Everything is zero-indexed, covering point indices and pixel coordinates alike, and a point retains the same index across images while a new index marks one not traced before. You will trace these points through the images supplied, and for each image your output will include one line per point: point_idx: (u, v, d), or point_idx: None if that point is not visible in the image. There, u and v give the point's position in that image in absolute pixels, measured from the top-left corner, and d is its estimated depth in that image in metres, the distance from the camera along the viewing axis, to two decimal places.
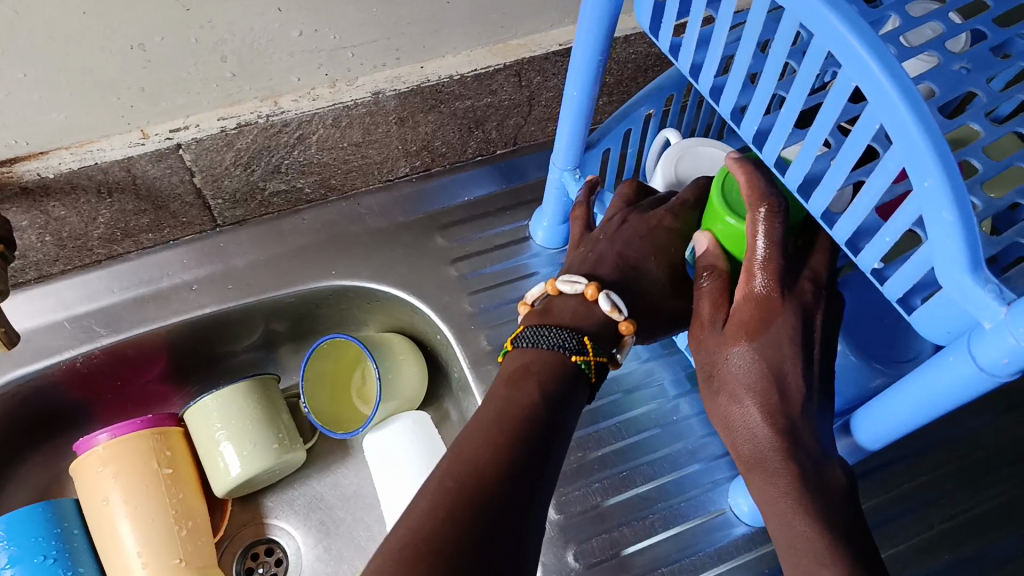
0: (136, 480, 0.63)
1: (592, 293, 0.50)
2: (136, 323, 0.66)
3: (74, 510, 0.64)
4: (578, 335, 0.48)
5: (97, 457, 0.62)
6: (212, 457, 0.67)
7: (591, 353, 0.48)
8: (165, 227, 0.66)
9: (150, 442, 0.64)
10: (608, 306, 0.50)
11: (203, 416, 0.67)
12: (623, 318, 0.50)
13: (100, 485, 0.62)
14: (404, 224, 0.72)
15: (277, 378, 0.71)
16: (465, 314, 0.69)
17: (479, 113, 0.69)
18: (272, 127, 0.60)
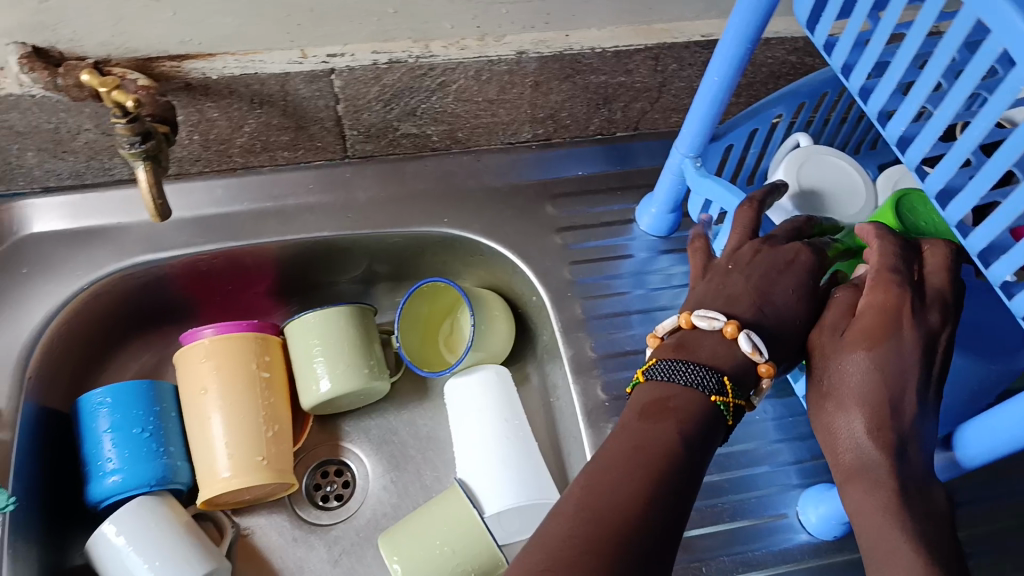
0: (234, 377, 0.66)
1: (731, 332, 0.48)
2: (257, 234, 0.70)
3: (172, 395, 0.68)
4: (716, 377, 0.47)
5: (201, 350, 0.66)
6: (306, 371, 0.70)
7: (729, 394, 0.47)
8: (300, 148, 0.69)
9: (252, 345, 0.68)
10: (749, 348, 0.48)
11: (308, 333, 0.70)
12: (764, 360, 0.48)
13: (201, 375, 0.66)
14: (517, 187, 0.75)
15: (373, 311, 0.74)
16: (563, 282, 0.71)
17: (609, 91, 0.71)
18: (419, 69, 0.63)
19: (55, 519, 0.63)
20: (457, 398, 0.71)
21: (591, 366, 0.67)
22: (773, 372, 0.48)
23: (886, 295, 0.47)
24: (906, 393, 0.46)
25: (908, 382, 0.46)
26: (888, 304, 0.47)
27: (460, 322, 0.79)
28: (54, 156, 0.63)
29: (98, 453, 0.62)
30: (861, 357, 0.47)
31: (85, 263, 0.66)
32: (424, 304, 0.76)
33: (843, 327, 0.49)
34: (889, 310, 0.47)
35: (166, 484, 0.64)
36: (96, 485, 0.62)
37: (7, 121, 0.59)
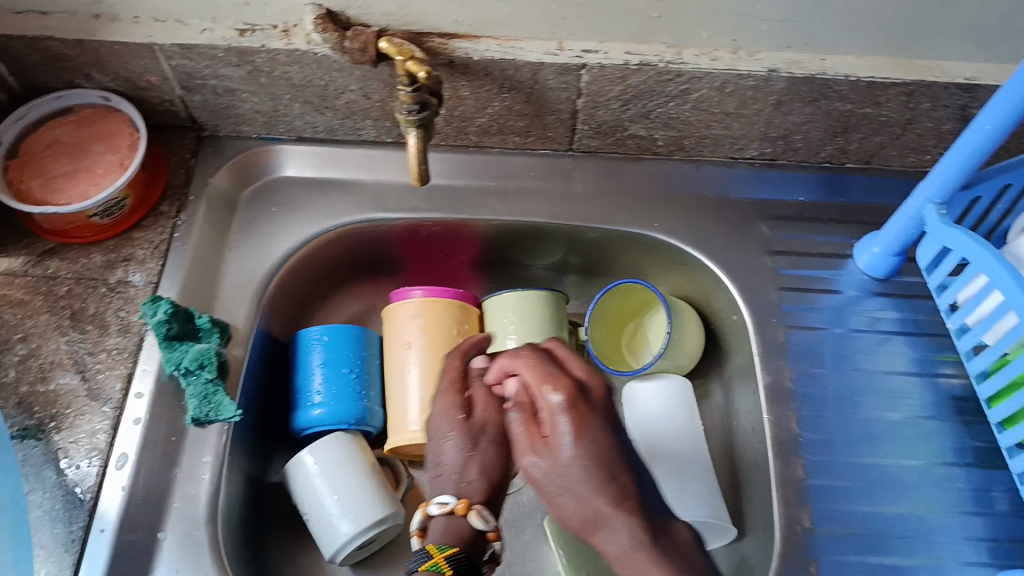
0: (437, 338, 0.70)
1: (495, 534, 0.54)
2: (477, 210, 0.73)
3: (377, 344, 0.73)
4: (449, 552, 0.51)
5: (412, 307, 0.71)
6: (499, 346, 0.74)
7: (440, 553, 0.51)
8: (532, 135, 0.72)
9: (455, 311, 0.72)
10: (481, 524, 0.53)
11: (508, 310, 0.73)
12: (492, 526, 0.54)
13: (407, 331, 0.70)
14: (733, 204, 0.74)
15: (566, 299, 0.76)
16: (768, 305, 0.70)
17: (852, 120, 0.68)
18: (666, 74, 0.63)
19: (261, 437, 0.70)
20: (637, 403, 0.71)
21: (787, 397, 0.67)
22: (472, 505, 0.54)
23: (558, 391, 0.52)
24: (615, 454, 0.52)
25: (613, 447, 0.52)
26: (585, 418, 0.51)
27: (646, 326, 0.79)
28: (316, 110, 0.69)
29: (308, 386, 0.68)
30: (535, 458, 0.52)
31: (324, 212, 0.72)
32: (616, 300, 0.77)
33: (545, 433, 0.52)
34: (602, 424, 0.52)
35: (361, 425, 0.69)
36: (301, 414, 0.68)
37: (287, 73, 0.64)
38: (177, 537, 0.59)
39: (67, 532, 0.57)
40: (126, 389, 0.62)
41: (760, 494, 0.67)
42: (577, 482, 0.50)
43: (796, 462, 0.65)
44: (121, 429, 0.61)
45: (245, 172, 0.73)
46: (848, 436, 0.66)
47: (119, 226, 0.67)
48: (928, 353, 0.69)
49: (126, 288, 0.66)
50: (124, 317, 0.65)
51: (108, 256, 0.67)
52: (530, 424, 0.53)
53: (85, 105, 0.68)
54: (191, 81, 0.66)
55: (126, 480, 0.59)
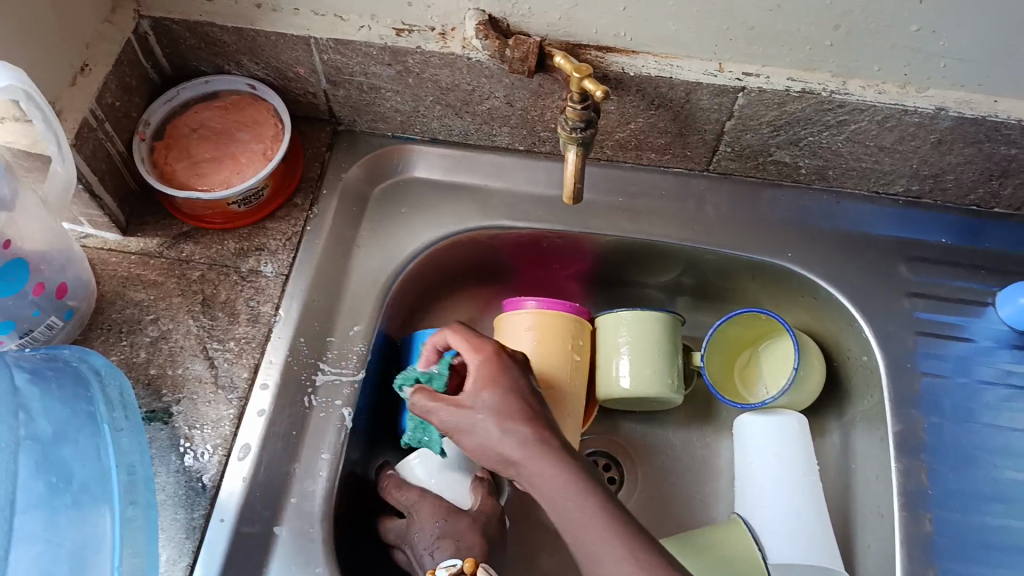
0: (549, 352, 0.68)
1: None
2: (605, 226, 0.71)
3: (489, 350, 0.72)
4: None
5: (529, 319, 0.69)
6: (609, 363, 0.72)
7: None
8: (669, 154, 0.70)
9: (568, 325, 0.70)
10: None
11: (624, 329, 0.71)
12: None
13: (518, 343, 0.69)
14: (871, 240, 0.71)
15: (682, 322, 0.73)
16: (904, 350, 0.67)
17: (1012, 165, 0.65)
18: (828, 104, 0.61)
19: (369, 434, 0.70)
20: (748, 431, 0.69)
21: (917, 448, 0.64)
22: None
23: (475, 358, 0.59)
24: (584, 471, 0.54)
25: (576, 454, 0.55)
26: (493, 362, 0.59)
27: (761, 359, 0.77)
28: (455, 114, 0.68)
29: None
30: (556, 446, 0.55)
31: (451, 215, 0.71)
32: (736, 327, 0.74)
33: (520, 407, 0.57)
34: (514, 378, 0.58)
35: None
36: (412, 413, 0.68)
37: (436, 76, 0.64)
38: (291, 533, 0.58)
39: (188, 518, 0.57)
40: (251, 379, 0.62)
41: (878, 545, 0.64)
42: (524, 435, 0.55)
43: (925, 518, 0.61)
44: (246, 419, 0.61)
45: (377, 168, 0.73)
46: (974, 494, 0.63)
47: (254, 215, 0.68)
48: None
49: (256, 277, 0.66)
50: (254, 306, 0.65)
51: (240, 244, 0.67)
52: (528, 414, 0.56)
53: (232, 92, 0.69)
54: (339, 76, 0.66)
55: (247, 472, 0.59)
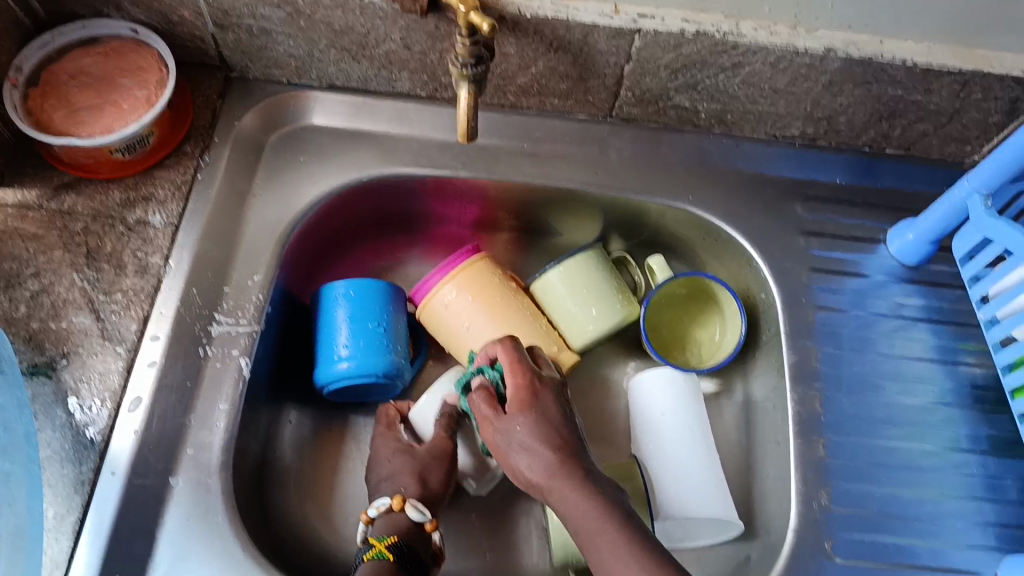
0: (491, 291, 0.68)
1: (431, 526, 0.59)
2: (509, 171, 0.71)
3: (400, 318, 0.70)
4: (390, 540, 0.56)
5: (452, 287, 0.68)
6: (561, 308, 0.71)
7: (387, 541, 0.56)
8: (572, 99, 0.70)
9: (487, 263, 0.70)
10: (417, 514, 0.59)
11: (555, 285, 0.71)
12: (428, 518, 0.59)
13: (461, 305, 0.67)
14: (769, 182, 0.73)
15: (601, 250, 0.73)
16: (801, 286, 0.69)
17: (899, 105, 0.67)
18: (722, 45, 0.62)
19: (274, 389, 0.68)
20: (639, 393, 0.69)
21: (811, 376, 0.65)
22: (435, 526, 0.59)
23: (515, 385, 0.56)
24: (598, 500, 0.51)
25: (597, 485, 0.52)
26: (541, 391, 0.56)
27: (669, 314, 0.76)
28: (352, 58, 0.66)
29: (334, 341, 0.67)
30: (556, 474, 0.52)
31: (351, 163, 0.69)
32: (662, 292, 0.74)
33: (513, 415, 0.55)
34: (534, 389, 0.56)
35: (390, 381, 0.67)
36: (327, 369, 0.66)
37: (329, 18, 0.62)
38: (189, 484, 0.56)
39: (75, 474, 0.54)
40: (141, 331, 0.60)
41: (777, 472, 0.65)
42: (530, 456, 0.53)
43: (818, 442, 0.63)
44: (135, 372, 0.58)
45: (273, 116, 0.70)
46: (867, 419, 0.64)
47: (140, 163, 0.65)
48: (950, 342, 0.68)
49: (144, 228, 0.63)
50: (143, 257, 0.62)
51: (127, 194, 0.64)
52: (541, 441, 0.53)
53: (114, 37, 0.65)
54: (227, 18, 0.63)
55: (139, 425, 0.57)
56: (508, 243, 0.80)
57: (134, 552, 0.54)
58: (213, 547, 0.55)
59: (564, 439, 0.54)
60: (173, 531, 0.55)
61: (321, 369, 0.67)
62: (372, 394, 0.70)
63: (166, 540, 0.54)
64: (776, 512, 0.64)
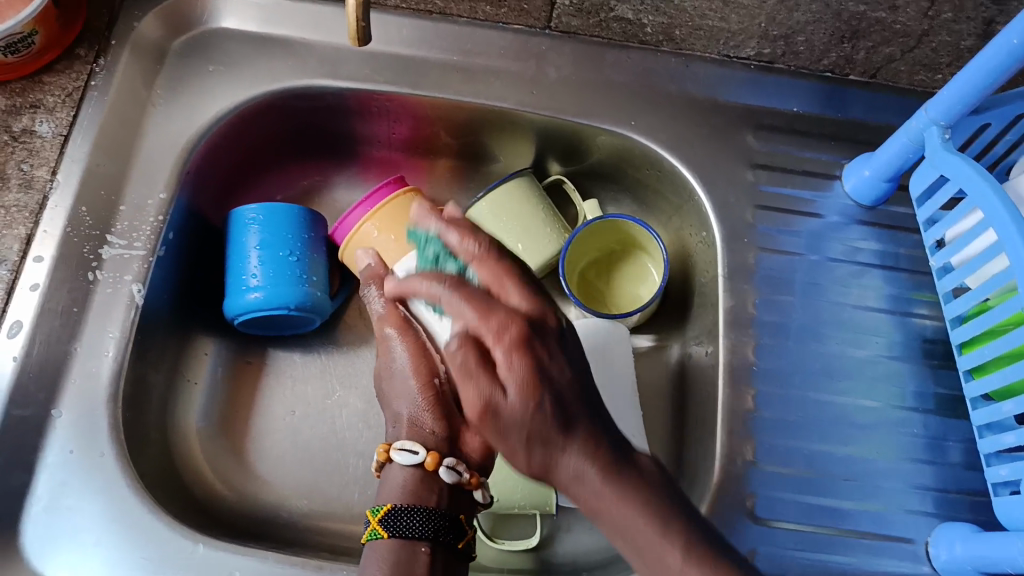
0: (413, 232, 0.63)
1: (432, 463, 0.50)
2: (438, 87, 0.65)
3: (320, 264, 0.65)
4: (383, 512, 0.48)
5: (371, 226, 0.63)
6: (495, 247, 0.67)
7: (376, 514, 0.48)
8: (505, 6, 0.63)
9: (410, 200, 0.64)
10: (406, 456, 0.50)
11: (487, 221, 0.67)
12: (426, 455, 0.50)
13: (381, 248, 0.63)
14: (721, 108, 0.67)
15: (534, 179, 0.69)
16: (744, 225, 0.64)
17: (862, 24, 0.60)
18: None
19: (180, 317, 0.64)
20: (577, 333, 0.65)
21: (747, 322, 0.62)
22: (438, 459, 0.50)
23: (507, 347, 0.42)
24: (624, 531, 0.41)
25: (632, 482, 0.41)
26: (528, 369, 0.41)
27: (596, 262, 0.72)
28: None
29: (244, 269, 0.63)
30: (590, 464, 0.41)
31: (264, 73, 0.64)
32: (583, 251, 0.71)
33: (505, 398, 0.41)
34: (528, 367, 0.41)
35: (304, 312, 0.64)
36: (236, 300, 0.62)
37: None
38: (74, 416, 0.54)
39: None
40: (25, 251, 0.55)
41: (705, 419, 0.62)
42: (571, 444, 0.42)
43: (747, 393, 0.60)
44: (17, 295, 0.54)
45: (178, 18, 0.64)
46: (804, 370, 0.61)
47: (27, 67, 0.59)
48: (903, 290, 0.64)
49: (31, 138, 0.58)
50: (27, 170, 0.57)
51: (13, 99, 0.59)
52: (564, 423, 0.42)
53: None
54: None
55: (19, 350, 0.54)
56: (444, 167, 0.74)
57: (12, 486, 0.51)
58: (96, 482, 0.52)
59: (597, 445, 0.42)
60: (54, 464, 0.52)
61: (230, 299, 0.63)
62: (289, 327, 0.66)
63: (47, 473, 0.52)
64: (701, 464, 0.61)
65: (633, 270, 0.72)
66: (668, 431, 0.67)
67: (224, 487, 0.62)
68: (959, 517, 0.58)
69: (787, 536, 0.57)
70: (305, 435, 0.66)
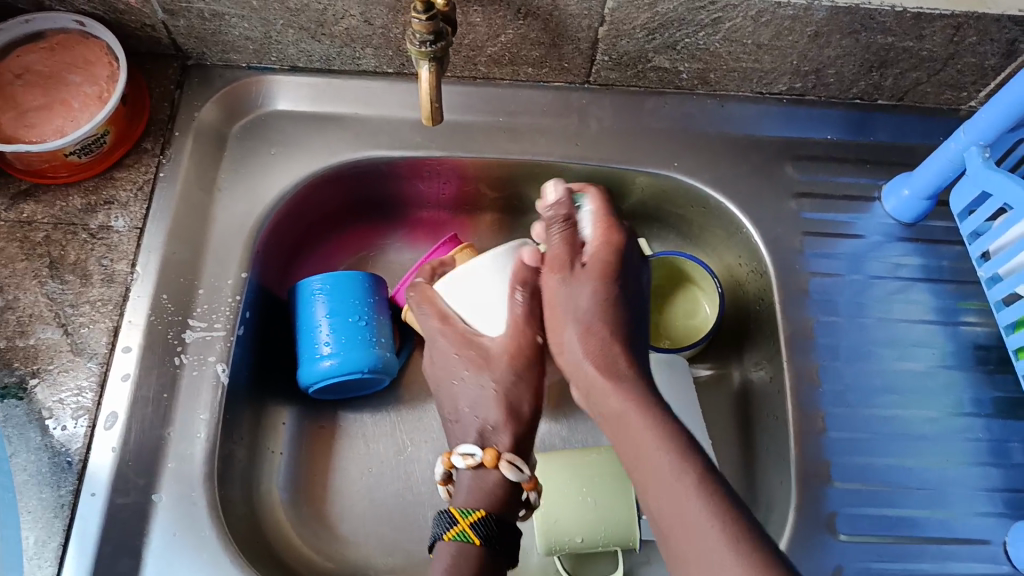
0: None
1: (492, 459, 0.53)
2: (486, 147, 0.68)
3: (387, 328, 0.67)
4: (476, 517, 0.51)
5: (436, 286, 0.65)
6: None
7: (463, 519, 0.51)
8: (546, 66, 0.66)
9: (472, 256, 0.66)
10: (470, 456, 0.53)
11: None
12: (481, 455, 0.53)
13: None
14: (758, 143, 0.70)
15: None
16: (793, 253, 0.67)
17: (890, 54, 0.63)
18: (700, 1, 0.57)
19: (255, 389, 0.66)
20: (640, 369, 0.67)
21: (807, 348, 0.63)
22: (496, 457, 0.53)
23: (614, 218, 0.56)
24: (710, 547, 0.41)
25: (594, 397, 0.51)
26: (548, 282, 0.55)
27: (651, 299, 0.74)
28: (311, 37, 0.62)
29: (315, 338, 0.65)
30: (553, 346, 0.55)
31: (321, 149, 0.67)
32: None
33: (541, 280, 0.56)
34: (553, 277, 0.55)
35: (376, 374, 0.65)
36: (309, 368, 0.64)
37: None
38: (173, 498, 0.55)
39: (55, 496, 0.53)
40: (113, 343, 0.58)
41: (775, 444, 0.64)
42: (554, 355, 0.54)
43: (817, 416, 0.61)
44: (109, 386, 0.57)
45: (234, 104, 0.67)
46: (866, 389, 0.63)
47: (99, 165, 0.62)
48: (952, 302, 0.66)
49: (108, 233, 0.61)
50: (107, 265, 0.60)
51: (87, 198, 0.61)
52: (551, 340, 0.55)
53: (58, 30, 0.61)
54: (175, 3, 0.59)
55: (117, 441, 0.55)
56: (490, 222, 0.77)
57: (120, 572, 0.53)
58: (200, 562, 0.54)
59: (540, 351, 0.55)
60: (159, 546, 0.54)
61: (303, 369, 0.65)
62: (359, 389, 0.68)
63: (153, 557, 0.54)
64: (777, 489, 0.62)
65: (687, 308, 0.73)
66: (737, 459, 0.68)
67: (316, 554, 0.63)
68: None
69: (869, 551, 0.58)
70: (383, 493, 0.67)
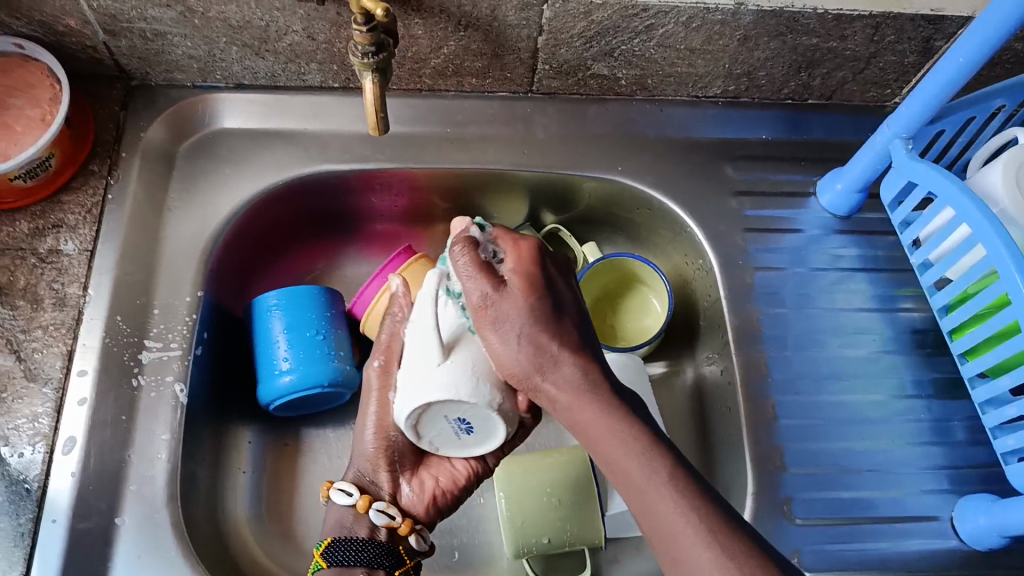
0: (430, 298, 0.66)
1: (365, 505, 0.56)
2: (436, 159, 0.69)
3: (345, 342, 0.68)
4: (325, 545, 0.53)
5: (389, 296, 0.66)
6: None
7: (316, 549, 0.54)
8: (489, 77, 0.68)
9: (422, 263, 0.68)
10: (341, 497, 0.57)
11: None
12: (359, 496, 0.57)
13: None
14: (699, 145, 0.72)
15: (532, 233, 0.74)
16: (736, 249, 0.69)
17: (816, 55, 0.66)
18: (632, 9, 0.60)
19: (215, 407, 0.66)
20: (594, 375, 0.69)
21: (754, 339, 0.66)
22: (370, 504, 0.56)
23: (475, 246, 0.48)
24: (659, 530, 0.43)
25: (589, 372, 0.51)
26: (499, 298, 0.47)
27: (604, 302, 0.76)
28: (255, 54, 0.63)
29: (272, 354, 0.65)
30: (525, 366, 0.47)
31: (272, 165, 0.67)
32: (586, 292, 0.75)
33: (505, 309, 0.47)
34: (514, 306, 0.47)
35: (336, 388, 0.66)
36: (269, 385, 0.65)
37: (223, 14, 0.58)
38: (135, 520, 0.55)
39: (14, 525, 0.53)
40: (67, 367, 0.57)
41: (729, 434, 0.66)
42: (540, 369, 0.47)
43: (767, 405, 0.64)
44: (64, 410, 0.56)
45: (181, 124, 0.67)
46: (813, 375, 0.65)
47: (44, 190, 0.61)
48: (888, 289, 0.69)
49: (57, 257, 0.60)
50: (59, 289, 0.59)
51: (35, 223, 0.61)
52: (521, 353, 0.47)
53: None
54: (116, 25, 0.60)
55: (74, 465, 0.55)
56: (443, 232, 0.78)
57: None
58: None
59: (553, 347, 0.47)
60: (122, 569, 0.54)
61: (263, 386, 0.65)
62: (319, 404, 0.69)
63: None
64: (733, 478, 0.64)
65: (637, 308, 0.76)
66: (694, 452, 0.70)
67: (278, 568, 0.63)
68: (971, 489, 0.62)
69: (823, 531, 0.60)
70: None
